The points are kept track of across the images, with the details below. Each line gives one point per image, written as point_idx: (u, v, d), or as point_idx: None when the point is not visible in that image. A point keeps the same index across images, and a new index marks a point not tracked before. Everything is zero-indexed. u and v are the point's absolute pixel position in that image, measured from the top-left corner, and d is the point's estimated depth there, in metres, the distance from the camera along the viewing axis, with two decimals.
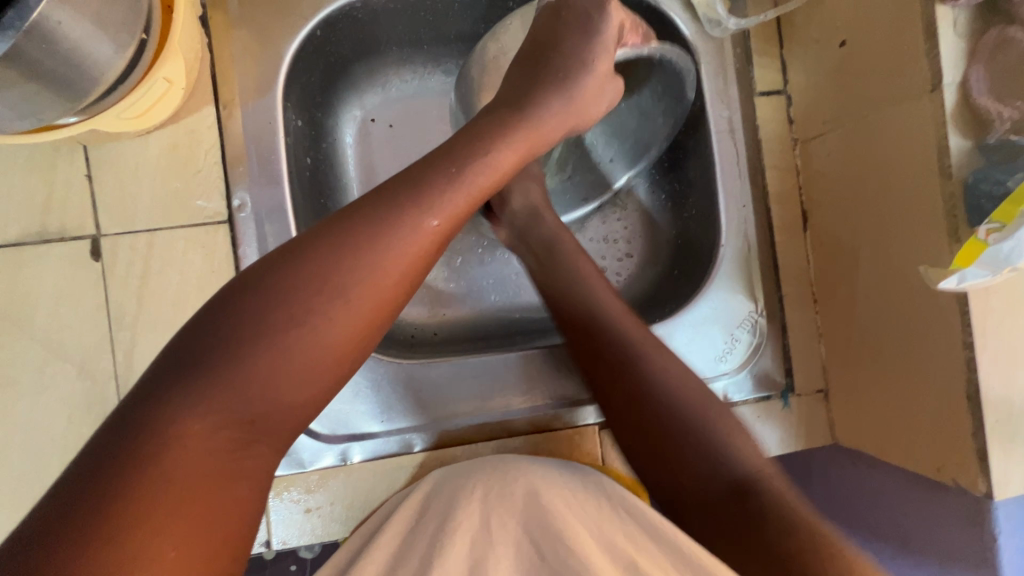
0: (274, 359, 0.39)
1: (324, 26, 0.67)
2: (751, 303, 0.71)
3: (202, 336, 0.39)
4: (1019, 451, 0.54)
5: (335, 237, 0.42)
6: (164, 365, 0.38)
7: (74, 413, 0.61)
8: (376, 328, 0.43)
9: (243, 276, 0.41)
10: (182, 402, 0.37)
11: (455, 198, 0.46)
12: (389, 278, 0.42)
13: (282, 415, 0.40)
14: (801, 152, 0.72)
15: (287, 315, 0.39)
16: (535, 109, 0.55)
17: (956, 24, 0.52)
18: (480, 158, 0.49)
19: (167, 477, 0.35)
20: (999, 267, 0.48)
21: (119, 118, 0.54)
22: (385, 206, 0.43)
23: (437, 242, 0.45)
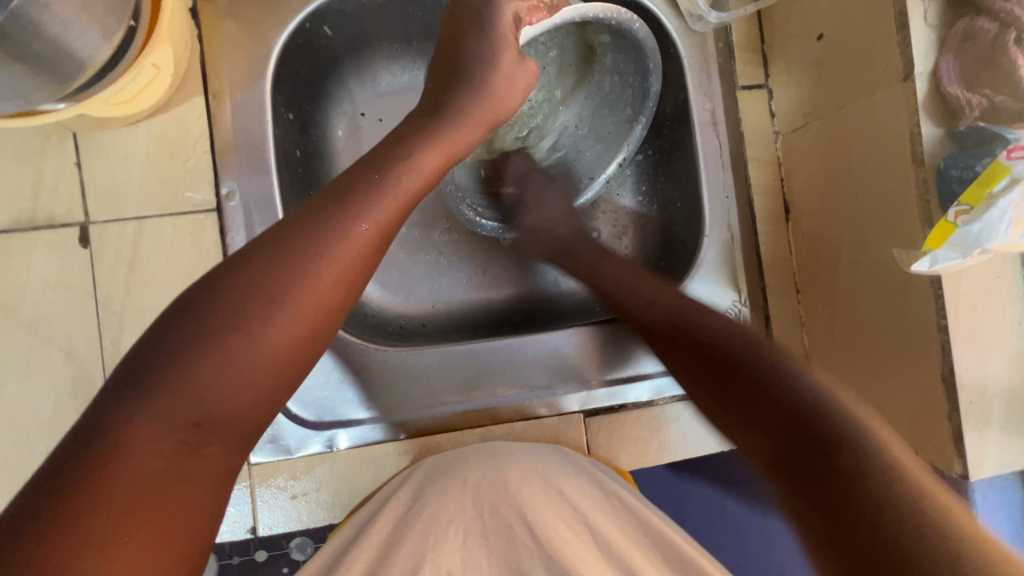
0: (212, 366, 0.39)
1: (313, 19, 0.68)
2: (733, 292, 0.73)
3: (148, 352, 0.40)
4: (993, 433, 0.55)
5: (271, 250, 0.43)
6: (115, 382, 0.39)
7: (60, 398, 0.62)
8: (321, 330, 0.44)
9: (184, 295, 0.42)
10: (130, 411, 0.38)
11: (384, 205, 0.47)
12: (326, 284, 0.43)
13: (227, 420, 0.40)
14: (783, 144, 0.73)
15: (224, 323, 0.40)
16: (452, 115, 0.56)
17: (927, 15, 0.53)
18: (404, 161, 0.50)
19: (119, 480, 0.36)
20: (970, 248, 0.50)
21: (107, 104, 0.54)
22: (316, 218, 0.45)
23: (373, 244, 0.46)
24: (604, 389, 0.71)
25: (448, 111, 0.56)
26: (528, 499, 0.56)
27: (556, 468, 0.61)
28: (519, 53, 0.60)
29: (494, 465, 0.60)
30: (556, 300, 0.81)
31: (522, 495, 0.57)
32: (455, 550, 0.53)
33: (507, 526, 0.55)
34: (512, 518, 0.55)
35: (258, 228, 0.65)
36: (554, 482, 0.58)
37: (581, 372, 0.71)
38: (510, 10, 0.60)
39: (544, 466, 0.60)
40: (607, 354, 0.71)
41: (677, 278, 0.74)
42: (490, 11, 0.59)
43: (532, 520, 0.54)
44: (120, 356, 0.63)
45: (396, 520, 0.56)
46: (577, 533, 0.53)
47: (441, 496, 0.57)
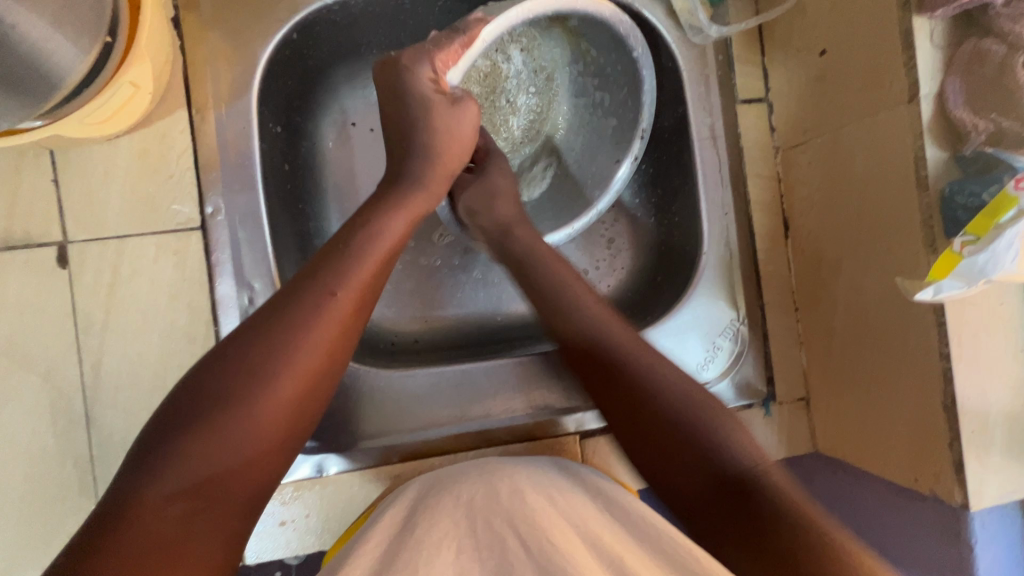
0: (205, 442, 0.40)
1: (301, 29, 0.65)
2: (731, 311, 0.72)
3: (153, 432, 0.41)
4: (994, 461, 0.54)
5: (261, 323, 0.44)
6: (128, 461, 0.41)
7: (38, 424, 0.60)
8: (313, 392, 0.45)
9: (184, 377, 0.43)
10: (135, 486, 0.39)
11: (358, 271, 0.48)
12: (311, 352, 0.44)
13: (230, 487, 0.41)
14: (782, 159, 0.72)
15: (218, 396, 0.41)
16: (414, 181, 0.57)
17: (933, 35, 0.52)
18: (370, 230, 0.51)
19: (128, 552, 0.37)
20: (975, 277, 0.48)
21: (85, 124, 0.52)
22: (296, 289, 0.46)
23: (356, 306, 0.47)
24: (601, 410, 0.70)
25: (406, 178, 0.57)
26: (524, 510, 0.53)
27: (556, 482, 0.58)
28: (449, 98, 0.58)
29: (487, 482, 0.57)
30: None
31: (514, 507, 0.54)
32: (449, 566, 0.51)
33: (500, 546, 0.53)
34: (504, 533, 0.53)
35: (245, 246, 0.63)
36: (550, 491, 0.55)
37: (576, 392, 0.70)
38: (424, 74, 0.57)
39: (536, 474, 0.58)
40: None
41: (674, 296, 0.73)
42: (408, 75, 0.57)
43: (528, 534, 0.52)
44: (101, 380, 0.60)
45: (388, 544, 0.53)
46: (568, 532, 0.52)
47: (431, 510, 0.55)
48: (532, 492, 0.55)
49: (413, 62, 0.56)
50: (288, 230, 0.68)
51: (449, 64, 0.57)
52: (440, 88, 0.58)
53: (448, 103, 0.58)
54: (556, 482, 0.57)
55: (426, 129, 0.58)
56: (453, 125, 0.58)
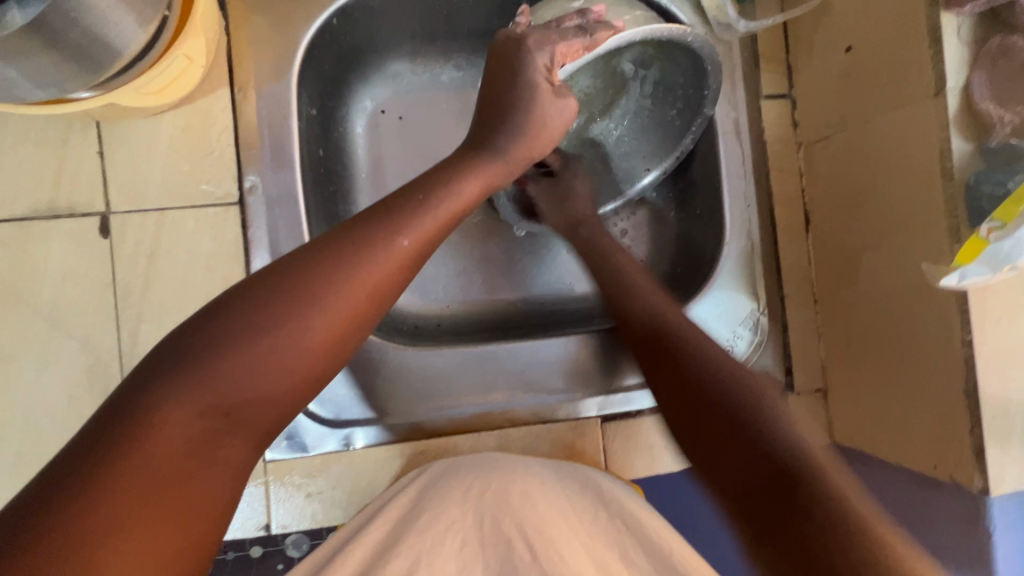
0: (251, 357, 0.40)
1: (341, 15, 0.67)
2: (752, 302, 0.73)
3: (188, 336, 0.40)
4: (1013, 448, 0.55)
5: (317, 254, 0.44)
6: (158, 360, 0.40)
7: (75, 389, 0.61)
8: (351, 337, 0.45)
9: (228, 287, 0.43)
10: (163, 393, 0.38)
11: (425, 224, 0.49)
12: (363, 289, 0.44)
13: (252, 414, 0.41)
14: (805, 155, 0.74)
15: (263, 317, 0.41)
16: (490, 151, 0.59)
17: (961, 31, 0.53)
18: (446, 190, 0.52)
19: (145, 460, 0.36)
20: (999, 264, 0.49)
21: (138, 93, 0.53)
22: (356, 231, 0.46)
23: (410, 259, 0.47)
24: (623, 394, 0.71)
25: (491, 150, 0.59)
26: (535, 516, 0.56)
27: (564, 493, 0.59)
28: (555, 91, 0.61)
29: (496, 476, 0.59)
30: (573, 303, 0.81)
31: (528, 514, 0.56)
32: (451, 557, 0.54)
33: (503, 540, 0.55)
34: (485, 518, 0.56)
35: (280, 223, 0.64)
36: (560, 505, 0.57)
37: (599, 377, 0.70)
38: (540, 63, 0.59)
39: (543, 480, 0.59)
40: (626, 358, 0.71)
41: (695, 287, 0.75)
42: (521, 63, 0.58)
43: (534, 537, 0.55)
44: (137, 349, 0.62)
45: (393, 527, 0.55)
46: (571, 538, 0.55)
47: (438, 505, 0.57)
48: (541, 497, 0.57)
49: (536, 46, 0.58)
50: (319, 211, 0.70)
51: (567, 59, 0.59)
52: (550, 78, 0.60)
53: (552, 97, 0.61)
54: (564, 495, 0.58)
55: (521, 114, 0.60)
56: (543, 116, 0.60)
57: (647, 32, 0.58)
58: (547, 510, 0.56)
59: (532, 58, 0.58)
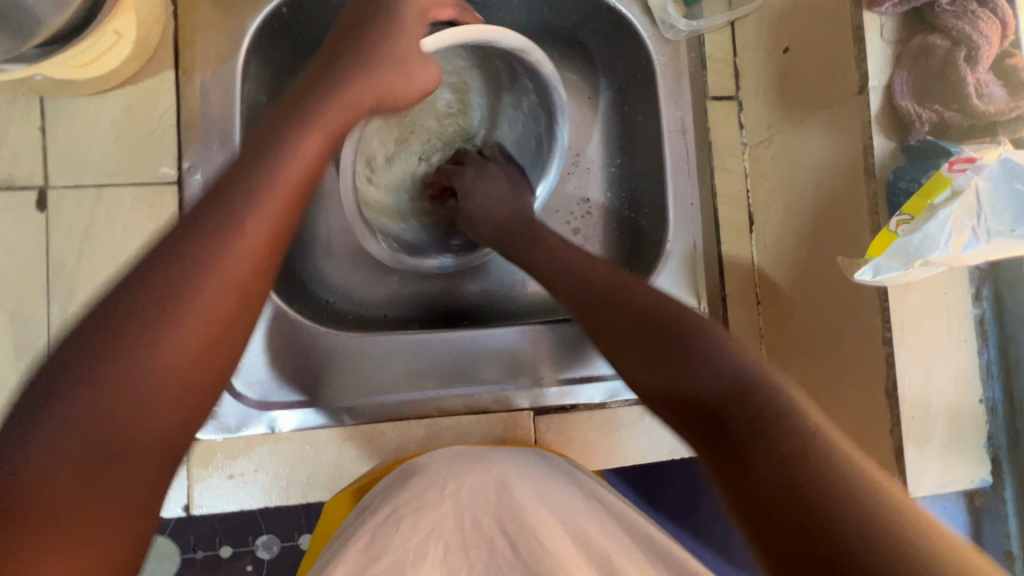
0: (132, 358, 0.35)
1: (291, 4, 0.68)
2: (693, 300, 0.73)
3: (40, 386, 0.34)
4: (934, 450, 0.54)
5: (176, 252, 0.38)
6: (14, 416, 0.34)
7: (2, 360, 0.61)
8: (240, 315, 0.39)
9: (69, 335, 0.36)
10: (24, 444, 0.33)
11: (301, 152, 0.44)
12: (240, 272, 0.39)
13: (142, 436, 0.35)
14: (750, 156, 0.74)
15: (125, 326, 0.35)
16: (353, 92, 0.51)
17: (883, 32, 0.54)
18: (284, 145, 0.43)
19: (22, 518, 0.31)
20: (910, 259, 0.48)
21: (67, 66, 0.53)
22: (205, 216, 0.39)
23: (277, 230, 0.41)
24: (558, 387, 0.70)
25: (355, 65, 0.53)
26: (512, 505, 0.58)
27: (544, 472, 0.61)
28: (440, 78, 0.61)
29: (477, 464, 0.60)
30: (520, 297, 0.81)
31: (509, 505, 0.58)
32: (436, 564, 0.55)
33: (489, 536, 0.57)
34: (495, 530, 0.57)
35: None
36: (538, 486, 0.59)
37: (535, 369, 0.70)
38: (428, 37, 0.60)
39: (526, 468, 0.61)
40: (564, 351, 0.71)
41: (637, 282, 0.75)
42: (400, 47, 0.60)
43: (512, 530, 0.57)
44: (66, 323, 0.62)
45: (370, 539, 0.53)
46: (551, 521, 0.56)
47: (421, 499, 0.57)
48: (519, 484, 0.59)
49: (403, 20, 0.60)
50: None
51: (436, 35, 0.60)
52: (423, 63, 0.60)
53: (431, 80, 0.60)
54: (543, 474, 0.61)
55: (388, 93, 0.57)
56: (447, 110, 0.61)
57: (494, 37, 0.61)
58: (528, 494, 0.58)
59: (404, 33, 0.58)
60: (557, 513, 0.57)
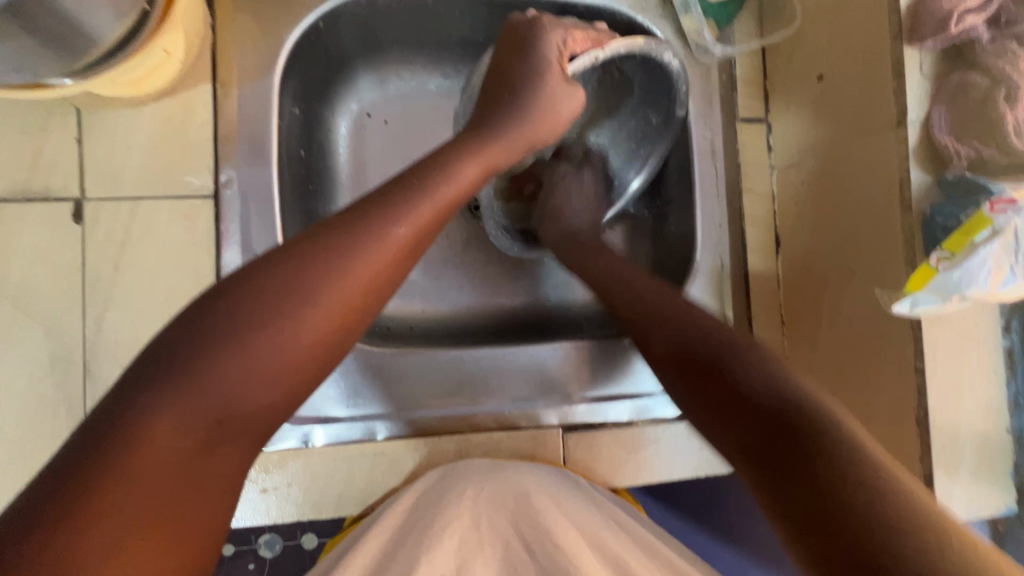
0: (245, 364, 0.41)
1: (328, 18, 0.68)
2: (720, 320, 0.74)
3: (184, 336, 0.41)
4: (963, 478, 0.55)
5: (314, 250, 0.45)
6: (148, 366, 0.40)
7: (36, 372, 0.61)
8: (346, 332, 0.46)
9: (213, 286, 0.44)
10: (160, 398, 0.39)
11: (421, 212, 0.50)
12: (343, 303, 0.45)
13: (250, 417, 0.42)
14: (778, 179, 0.75)
15: (262, 316, 0.42)
16: (491, 135, 0.59)
17: (921, 66, 0.55)
18: (441, 174, 0.53)
19: (139, 470, 0.37)
20: (949, 293, 0.50)
21: (116, 83, 0.55)
22: (346, 228, 0.47)
23: (403, 251, 0.49)
24: (587, 405, 0.71)
25: (493, 129, 0.60)
26: (530, 511, 0.58)
27: (564, 487, 0.61)
28: (565, 77, 0.62)
29: (496, 479, 0.61)
30: (544, 313, 0.81)
31: (527, 514, 0.58)
32: (450, 554, 0.55)
33: (505, 539, 0.58)
34: (510, 532, 0.58)
35: (253, 218, 0.65)
36: (556, 497, 0.60)
37: (565, 387, 0.71)
38: (555, 41, 0.61)
39: (544, 481, 0.61)
40: (595, 369, 0.71)
41: None
42: (535, 40, 0.61)
43: (530, 536, 0.57)
44: (101, 335, 0.62)
45: (392, 538, 0.57)
46: (566, 524, 0.57)
47: (438, 507, 0.58)
48: (538, 494, 0.59)
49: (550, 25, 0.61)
50: (295, 209, 0.71)
51: (576, 46, 0.62)
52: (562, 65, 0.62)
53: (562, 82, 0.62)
54: (563, 488, 0.61)
55: (523, 108, 0.61)
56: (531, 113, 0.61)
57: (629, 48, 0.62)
58: (546, 505, 0.58)
59: (548, 36, 0.61)
60: (570, 519, 0.58)
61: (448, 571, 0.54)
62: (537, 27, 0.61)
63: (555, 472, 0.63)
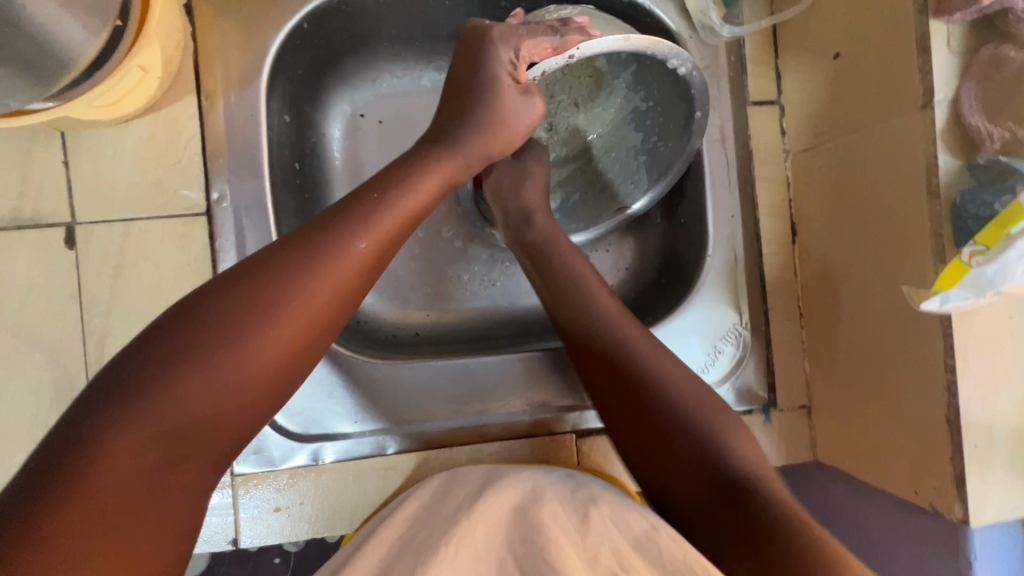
0: (200, 382, 0.39)
1: (312, 18, 0.65)
2: (735, 315, 0.71)
3: (135, 360, 0.39)
4: (997, 477, 0.52)
5: (270, 266, 0.43)
6: (99, 393, 0.39)
7: (41, 401, 0.61)
8: (310, 347, 0.44)
9: (169, 310, 0.42)
10: (112, 422, 0.37)
11: (382, 225, 0.48)
12: (303, 317, 0.43)
13: (210, 437, 0.40)
14: (793, 163, 0.71)
15: (217, 335, 0.40)
16: (450, 145, 0.58)
17: (950, 41, 0.50)
18: (404, 187, 0.51)
19: (96, 493, 0.36)
20: (983, 289, 0.47)
21: (93, 105, 0.53)
22: (304, 242, 0.45)
23: (365, 264, 0.47)
24: None
25: (448, 144, 0.58)
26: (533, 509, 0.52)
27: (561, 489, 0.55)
28: (522, 88, 0.59)
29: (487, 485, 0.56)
30: (554, 313, 0.79)
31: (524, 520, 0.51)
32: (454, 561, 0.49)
33: (500, 558, 0.49)
34: (507, 550, 0.49)
35: (248, 234, 0.63)
36: (557, 502, 0.53)
37: (576, 391, 0.69)
38: (505, 57, 0.57)
39: (543, 484, 0.55)
40: None
41: (676, 298, 0.73)
42: (489, 56, 0.57)
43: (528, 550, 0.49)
44: (103, 361, 0.61)
45: (392, 549, 0.51)
46: (569, 539, 0.49)
47: (437, 520, 0.53)
48: (541, 501, 0.53)
49: (502, 39, 0.57)
50: (294, 219, 0.69)
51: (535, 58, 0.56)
52: (516, 75, 0.57)
53: (517, 94, 0.58)
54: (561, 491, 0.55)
55: (488, 114, 0.58)
56: (492, 126, 0.58)
57: (614, 43, 0.53)
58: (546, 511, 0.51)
59: (497, 52, 0.57)
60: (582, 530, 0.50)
61: None
62: (489, 39, 0.57)
63: (545, 473, 0.58)
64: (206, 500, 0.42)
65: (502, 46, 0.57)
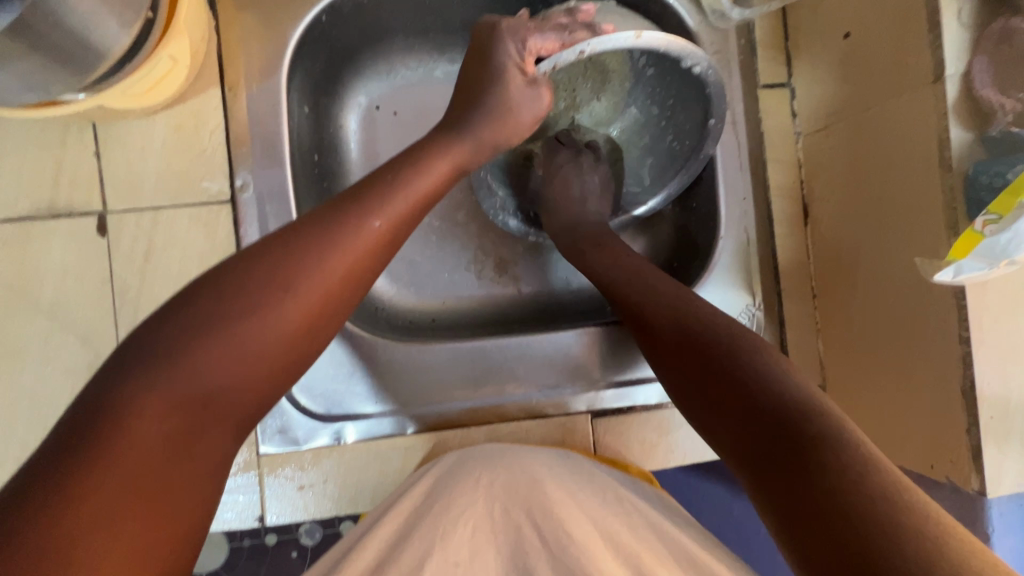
0: (220, 351, 0.41)
1: (330, 11, 0.67)
2: (748, 296, 0.72)
3: (161, 329, 0.41)
4: (1014, 449, 0.52)
5: (287, 243, 0.45)
6: (125, 359, 0.40)
7: (76, 382, 0.63)
8: (325, 322, 0.46)
9: (191, 283, 0.44)
10: (138, 387, 0.39)
11: (395, 206, 0.50)
12: (317, 293, 0.45)
13: (229, 405, 0.42)
14: (804, 145, 0.72)
15: (237, 307, 0.42)
16: (460, 133, 0.59)
17: (961, 14, 0.51)
18: (418, 170, 0.53)
19: (123, 452, 0.37)
20: (996, 258, 0.48)
21: (124, 95, 0.55)
22: (322, 221, 0.47)
23: (379, 243, 0.48)
24: (613, 390, 0.70)
25: (456, 136, 0.58)
26: (541, 500, 0.54)
27: (570, 477, 0.58)
28: (529, 80, 0.60)
29: (505, 469, 0.58)
30: (566, 299, 0.80)
31: (535, 499, 0.55)
32: (465, 540, 0.52)
33: (516, 528, 0.54)
34: (521, 520, 0.54)
35: (270, 221, 0.64)
36: (567, 487, 0.56)
37: (590, 372, 0.70)
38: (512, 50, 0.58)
39: (552, 468, 0.58)
40: (619, 354, 0.70)
41: (690, 280, 0.74)
42: (501, 46, 0.58)
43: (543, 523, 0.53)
44: None
45: (410, 520, 0.54)
46: (580, 518, 0.53)
47: (451, 492, 0.56)
48: (552, 484, 0.56)
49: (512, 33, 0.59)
50: (313, 207, 0.70)
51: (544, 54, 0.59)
52: (525, 69, 0.59)
53: (524, 86, 0.59)
54: (571, 478, 0.57)
55: (500, 99, 0.59)
56: (502, 114, 0.59)
57: (625, 43, 0.53)
58: (558, 494, 0.55)
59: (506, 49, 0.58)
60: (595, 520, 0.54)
61: (462, 560, 0.51)
62: (499, 36, 0.59)
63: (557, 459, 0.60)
64: (226, 468, 0.43)
65: (518, 32, 0.58)
